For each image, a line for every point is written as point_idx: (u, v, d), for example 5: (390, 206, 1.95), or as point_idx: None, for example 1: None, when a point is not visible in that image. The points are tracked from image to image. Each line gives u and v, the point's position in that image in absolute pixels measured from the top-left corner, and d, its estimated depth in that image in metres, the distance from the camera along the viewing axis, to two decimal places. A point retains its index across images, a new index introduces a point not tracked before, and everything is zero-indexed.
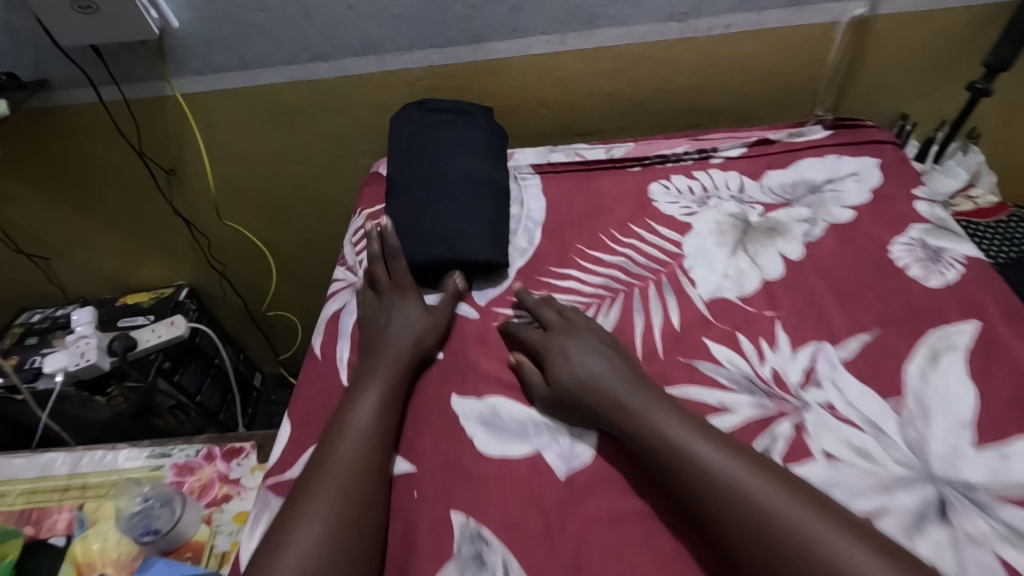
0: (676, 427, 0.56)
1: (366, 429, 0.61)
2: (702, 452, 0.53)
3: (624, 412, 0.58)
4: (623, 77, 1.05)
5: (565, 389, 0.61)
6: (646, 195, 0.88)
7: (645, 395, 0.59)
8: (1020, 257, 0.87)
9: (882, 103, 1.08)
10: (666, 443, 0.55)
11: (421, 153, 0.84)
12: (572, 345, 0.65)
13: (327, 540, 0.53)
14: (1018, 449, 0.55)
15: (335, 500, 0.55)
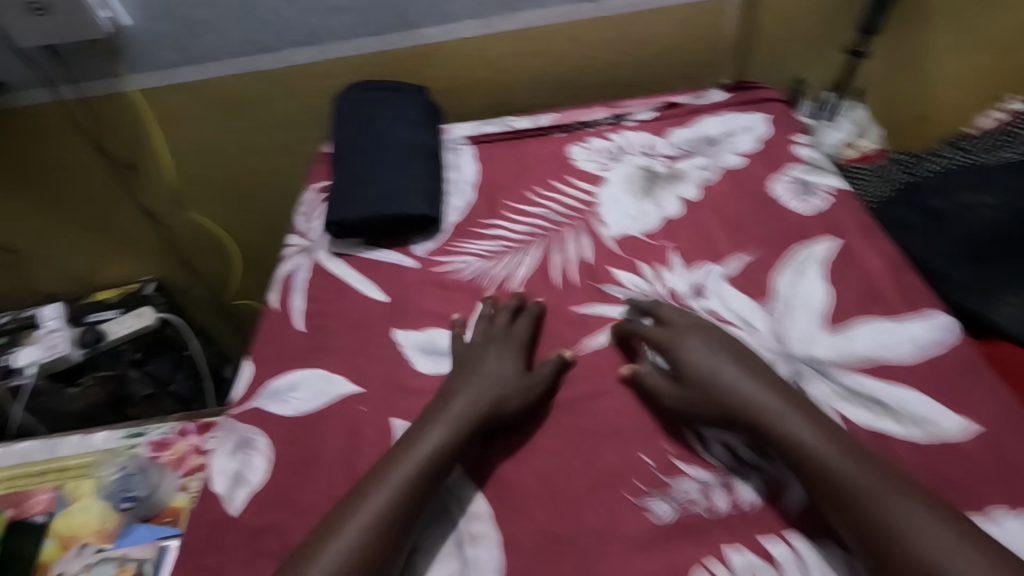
0: (802, 421, 0.55)
1: (450, 431, 0.59)
2: (828, 449, 0.53)
3: (745, 404, 0.57)
4: (547, 55, 1.15)
5: (697, 389, 0.60)
6: (567, 156, 0.99)
7: (769, 391, 0.58)
8: (894, 195, 0.99)
9: (779, 69, 1.20)
10: (796, 437, 0.54)
11: (362, 127, 0.94)
12: (702, 344, 0.63)
13: (387, 532, 0.53)
14: (859, 330, 0.67)
15: (400, 490, 0.55)
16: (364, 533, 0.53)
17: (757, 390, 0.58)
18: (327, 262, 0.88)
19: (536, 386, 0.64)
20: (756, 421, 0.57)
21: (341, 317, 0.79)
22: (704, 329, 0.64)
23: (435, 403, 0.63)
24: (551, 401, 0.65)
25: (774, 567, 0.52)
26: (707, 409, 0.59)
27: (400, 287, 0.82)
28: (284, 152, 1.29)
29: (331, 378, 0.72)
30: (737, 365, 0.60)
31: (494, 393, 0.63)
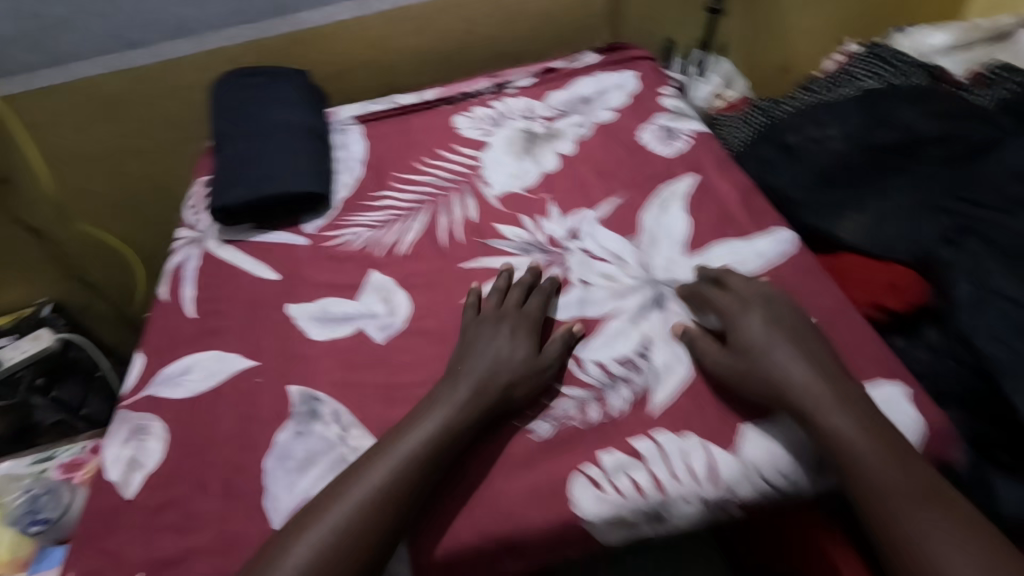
0: (839, 402, 0.55)
1: (456, 420, 0.58)
2: (854, 431, 0.54)
3: (789, 379, 0.57)
4: (429, 32, 1.16)
5: (753, 364, 0.59)
6: (451, 126, 1.02)
7: (812, 371, 0.57)
8: (755, 137, 1.07)
9: (649, 32, 1.28)
10: (828, 419, 0.55)
11: (241, 113, 0.93)
12: (761, 319, 0.61)
13: (376, 519, 0.52)
14: (712, 252, 0.74)
15: (397, 475, 0.54)
16: (354, 515, 0.52)
17: (803, 367, 0.57)
18: (217, 249, 0.86)
19: (547, 371, 0.63)
20: (796, 402, 0.56)
21: (234, 298, 0.79)
22: (761, 303, 0.63)
23: (456, 383, 0.60)
24: (561, 382, 0.64)
25: (640, 461, 0.58)
26: (744, 383, 0.59)
27: (291, 263, 0.82)
28: (171, 151, 1.23)
29: (226, 357, 0.72)
30: (789, 346, 0.59)
31: (509, 379, 0.61)
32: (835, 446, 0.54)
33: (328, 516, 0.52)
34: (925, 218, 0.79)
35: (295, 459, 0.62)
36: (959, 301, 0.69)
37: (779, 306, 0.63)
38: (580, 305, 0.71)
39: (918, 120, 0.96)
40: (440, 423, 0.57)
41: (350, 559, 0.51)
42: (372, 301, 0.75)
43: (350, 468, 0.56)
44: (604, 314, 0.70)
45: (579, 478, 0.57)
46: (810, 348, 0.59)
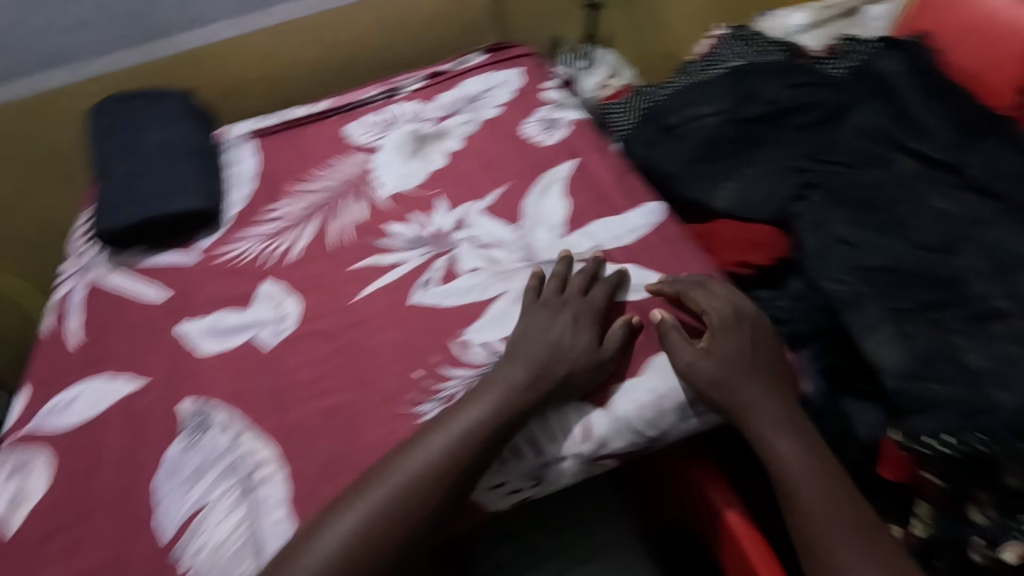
0: (791, 434, 0.60)
1: (462, 436, 0.58)
2: (800, 462, 0.59)
3: (754, 406, 0.61)
4: (315, 45, 1.17)
5: (723, 382, 0.62)
6: (343, 134, 1.02)
7: (774, 402, 0.62)
8: (636, 118, 1.10)
9: (534, 31, 1.34)
10: (782, 448, 0.60)
11: (121, 137, 0.92)
12: (742, 341, 0.64)
13: (397, 525, 0.55)
14: (590, 229, 0.79)
15: (422, 482, 0.56)
16: (366, 522, 0.55)
17: (767, 396, 0.62)
18: (104, 276, 0.84)
19: (605, 363, 0.64)
20: (755, 427, 0.61)
21: (121, 322, 0.78)
22: (745, 322, 0.66)
23: (514, 370, 0.62)
24: (620, 372, 0.65)
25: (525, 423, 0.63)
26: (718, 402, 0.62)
27: (181, 282, 0.82)
28: (57, 185, 1.18)
29: (114, 381, 0.71)
30: (761, 376, 0.63)
31: (567, 370, 0.62)
32: (782, 475, 0.59)
33: (344, 518, 0.55)
34: (779, 178, 0.85)
35: (186, 471, 0.63)
36: (808, 251, 0.75)
37: (757, 328, 0.66)
38: (468, 291, 0.73)
39: (781, 91, 0.98)
40: (448, 443, 0.58)
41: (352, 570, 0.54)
42: (262, 311, 0.76)
43: (356, 484, 0.57)
44: (492, 297, 0.72)
45: None
46: (770, 373, 0.63)
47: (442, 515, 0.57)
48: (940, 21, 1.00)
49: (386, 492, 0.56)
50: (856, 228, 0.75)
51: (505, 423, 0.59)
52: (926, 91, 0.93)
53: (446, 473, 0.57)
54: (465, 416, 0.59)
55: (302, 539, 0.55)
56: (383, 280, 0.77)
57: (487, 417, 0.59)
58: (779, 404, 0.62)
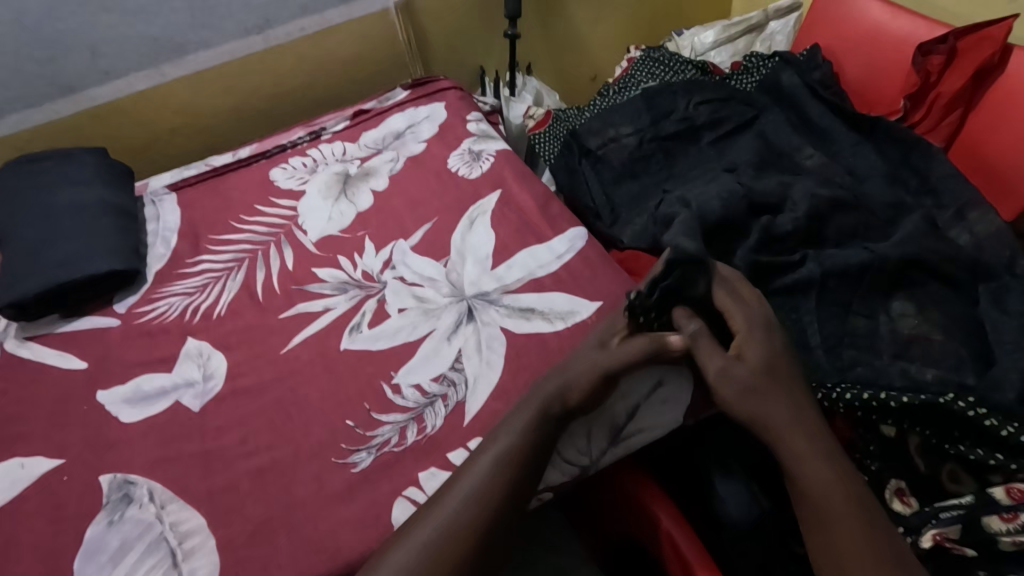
0: (822, 457, 0.56)
1: (502, 465, 0.57)
2: (832, 480, 0.55)
3: (773, 425, 0.57)
4: (236, 92, 1.16)
5: (735, 380, 0.58)
6: (267, 179, 1.00)
7: (784, 407, 0.57)
8: (555, 143, 1.12)
9: (459, 63, 1.34)
10: (810, 472, 0.55)
11: (28, 202, 0.88)
12: (770, 357, 0.59)
13: (442, 553, 0.53)
14: (515, 260, 0.80)
15: (477, 496, 0.56)
16: (423, 553, 0.53)
17: (799, 422, 0.57)
18: (16, 348, 0.80)
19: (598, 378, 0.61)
20: (767, 434, 0.57)
21: (37, 398, 0.74)
22: (762, 340, 0.60)
23: (547, 390, 0.61)
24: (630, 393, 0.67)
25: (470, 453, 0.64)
26: (750, 417, 0.57)
27: (100, 348, 0.78)
28: None
29: (26, 462, 0.67)
30: (778, 390, 0.58)
31: (575, 381, 0.61)
32: (807, 497, 0.55)
33: (398, 553, 0.54)
34: (643, 198, 0.93)
35: (107, 551, 0.59)
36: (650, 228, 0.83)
37: (783, 351, 0.60)
38: (397, 332, 0.74)
39: (693, 109, 0.98)
40: (487, 468, 0.57)
41: None
42: (186, 372, 0.74)
43: (418, 511, 0.57)
44: (421, 336, 0.74)
45: (400, 501, 0.61)
46: (766, 410, 0.57)
47: (494, 540, 0.55)
48: (829, 36, 1.07)
49: (441, 524, 0.54)
50: (689, 230, 0.75)
51: (545, 434, 0.60)
52: (821, 98, 0.95)
53: (498, 484, 0.56)
54: (502, 436, 0.59)
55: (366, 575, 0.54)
56: (312, 327, 0.77)
57: (524, 426, 0.60)
58: (777, 443, 0.57)
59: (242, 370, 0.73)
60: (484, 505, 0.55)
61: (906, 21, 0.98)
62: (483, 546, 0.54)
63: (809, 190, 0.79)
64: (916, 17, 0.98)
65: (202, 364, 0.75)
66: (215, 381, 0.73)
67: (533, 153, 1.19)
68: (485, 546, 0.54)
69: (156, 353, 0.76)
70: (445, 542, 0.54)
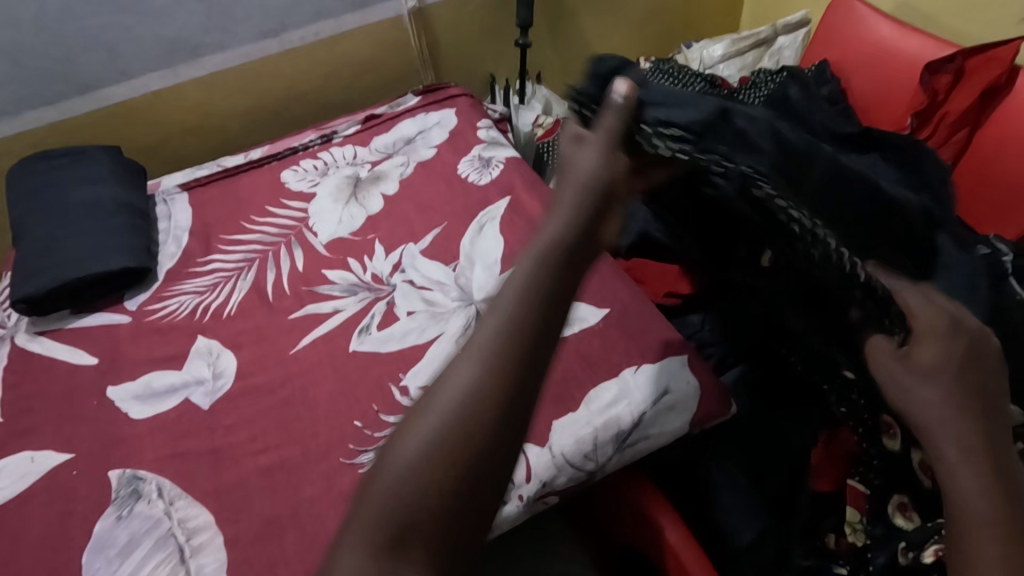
0: (982, 479, 0.44)
1: (523, 308, 0.43)
2: (989, 500, 0.43)
3: (928, 417, 0.46)
4: (248, 94, 1.17)
5: (888, 372, 0.49)
6: (278, 181, 1.01)
7: (959, 412, 0.46)
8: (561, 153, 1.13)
9: (469, 70, 1.36)
10: (966, 490, 0.44)
11: (42, 199, 0.89)
12: (958, 356, 0.47)
13: (463, 435, 0.39)
14: None
15: (493, 360, 0.41)
16: (445, 431, 0.40)
17: (959, 438, 0.45)
18: (27, 342, 0.81)
19: (587, 163, 0.53)
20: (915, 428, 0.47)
21: (48, 393, 0.74)
22: (958, 338, 0.47)
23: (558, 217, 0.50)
24: (638, 399, 0.68)
25: None
26: (924, 426, 0.47)
27: (110, 345, 0.79)
28: None
29: (36, 456, 0.68)
30: (949, 387, 0.46)
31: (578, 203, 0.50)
32: (954, 510, 0.44)
33: (416, 430, 0.41)
34: None
35: (116, 545, 0.60)
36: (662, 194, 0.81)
37: (982, 354, 0.47)
38: (405, 334, 0.75)
39: None
40: (509, 310, 0.43)
41: (434, 488, 0.38)
42: (195, 370, 0.74)
43: (427, 389, 0.43)
44: (429, 339, 0.74)
45: None
46: (916, 399, 0.47)
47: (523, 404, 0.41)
48: (837, 52, 1.09)
49: (459, 397, 0.41)
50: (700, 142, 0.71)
51: (564, 249, 0.47)
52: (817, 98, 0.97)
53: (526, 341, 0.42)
54: (516, 274, 0.45)
55: (368, 479, 0.41)
56: (321, 328, 0.77)
57: (534, 263, 0.46)
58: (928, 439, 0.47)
59: (251, 370, 0.74)
60: (502, 350, 0.42)
61: (914, 40, 1.00)
62: (514, 407, 0.40)
63: None
64: (925, 36, 0.99)
65: (212, 362, 0.75)
66: (224, 379, 0.73)
67: (541, 161, 1.20)
68: (511, 409, 0.40)
69: (166, 350, 0.77)
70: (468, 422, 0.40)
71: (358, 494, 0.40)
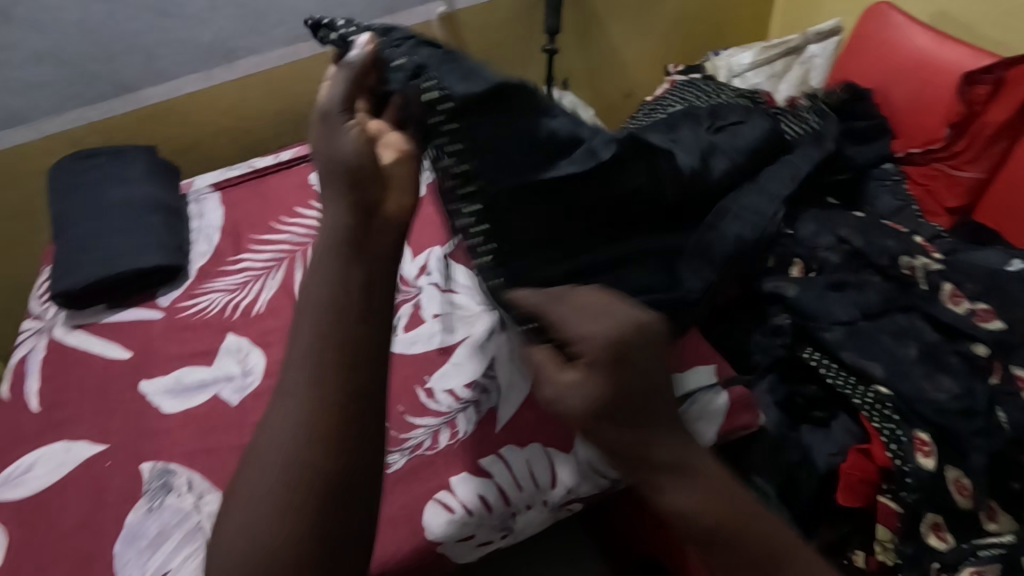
0: (680, 484, 0.47)
1: (326, 340, 0.50)
2: (692, 505, 0.46)
3: (615, 448, 0.46)
4: (281, 97, 1.20)
5: (564, 412, 0.47)
6: (308, 182, 1.02)
7: (628, 439, 0.46)
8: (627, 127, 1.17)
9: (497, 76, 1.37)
10: (669, 502, 0.47)
11: (81, 195, 0.91)
12: (608, 385, 0.45)
13: (309, 469, 0.46)
14: None
15: (310, 401, 0.48)
16: (289, 473, 0.46)
17: (671, 445, 0.47)
18: (64, 335, 0.83)
19: (349, 138, 0.56)
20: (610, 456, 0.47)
21: (84, 385, 0.76)
22: (603, 367, 0.45)
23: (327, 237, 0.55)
24: None
25: (499, 458, 0.64)
26: (620, 458, 0.47)
27: (144, 339, 0.81)
28: (15, 242, 1.15)
29: (71, 446, 0.70)
30: (617, 423, 0.46)
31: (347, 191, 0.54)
32: (671, 518, 0.47)
33: (259, 477, 0.47)
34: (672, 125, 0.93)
35: (146, 537, 0.61)
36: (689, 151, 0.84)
37: (632, 380, 0.45)
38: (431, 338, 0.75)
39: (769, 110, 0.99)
40: (312, 342, 0.50)
41: (280, 528, 0.45)
42: (225, 367, 0.76)
43: (253, 441, 0.49)
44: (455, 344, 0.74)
45: (432, 504, 0.62)
46: (600, 434, 0.46)
47: (350, 429, 0.48)
48: (871, 62, 1.08)
49: (284, 440, 0.47)
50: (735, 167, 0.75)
51: (357, 284, 0.53)
52: (798, 125, 0.91)
53: (340, 349, 0.50)
54: (307, 301, 0.52)
55: (232, 486, 0.49)
56: None
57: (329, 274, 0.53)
58: (630, 467, 0.47)
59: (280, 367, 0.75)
60: (305, 387, 0.49)
61: (950, 49, 0.98)
62: (333, 434, 0.48)
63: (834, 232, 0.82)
64: (962, 46, 0.98)
65: (241, 359, 0.77)
66: (253, 376, 0.74)
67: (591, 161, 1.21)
68: (339, 436, 0.48)
69: (198, 347, 0.79)
70: (309, 432, 0.47)
71: (223, 536, 0.47)
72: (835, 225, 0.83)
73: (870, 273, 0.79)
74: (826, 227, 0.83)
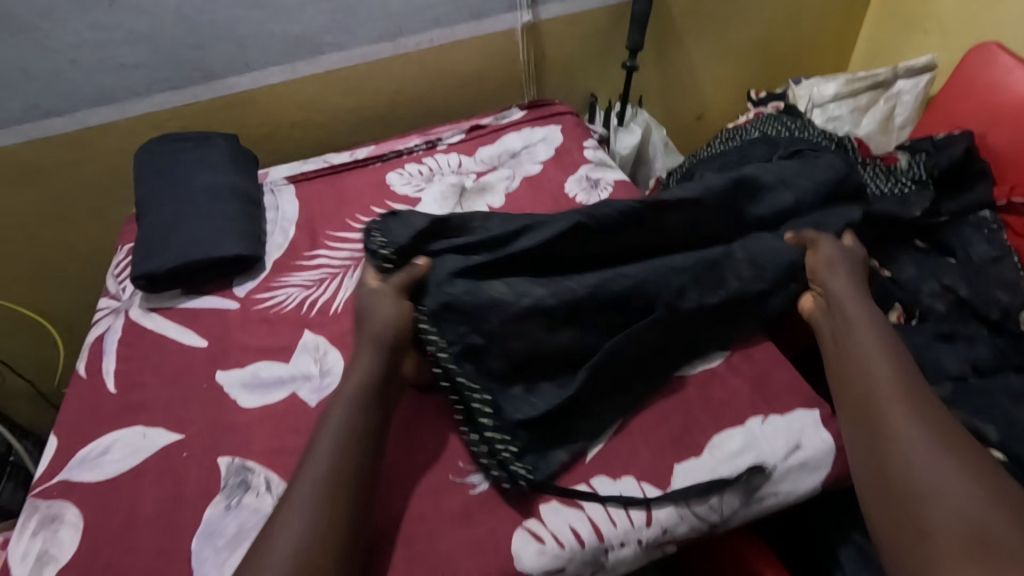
0: (885, 353, 0.65)
1: (344, 453, 0.59)
2: (890, 370, 0.64)
3: (854, 313, 0.69)
4: (358, 94, 1.19)
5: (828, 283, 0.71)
6: (384, 182, 1.01)
7: (873, 315, 0.69)
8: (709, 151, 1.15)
9: (571, 88, 1.35)
10: (876, 366, 0.64)
11: (165, 178, 0.91)
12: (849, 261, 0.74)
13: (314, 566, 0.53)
14: None
15: (323, 504, 0.56)
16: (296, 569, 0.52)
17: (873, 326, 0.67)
18: (140, 318, 0.83)
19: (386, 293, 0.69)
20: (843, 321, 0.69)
21: (161, 370, 0.76)
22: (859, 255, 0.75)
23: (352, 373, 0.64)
24: (764, 451, 0.65)
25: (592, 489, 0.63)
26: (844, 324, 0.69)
27: (220, 329, 0.80)
28: (90, 218, 1.16)
29: (147, 433, 0.69)
30: (863, 296, 0.71)
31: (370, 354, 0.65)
32: (872, 379, 0.63)
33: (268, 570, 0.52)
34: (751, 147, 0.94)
35: (224, 536, 0.60)
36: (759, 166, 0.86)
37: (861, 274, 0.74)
38: None
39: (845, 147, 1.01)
40: (332, 453, 0.59)
41: None
42: (302, 365, 0.74)
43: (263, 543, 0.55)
44: None
45: (521, 532, 0.60)
46: (862, 296, 0.71)
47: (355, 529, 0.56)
48: (973, 105, 1.03)
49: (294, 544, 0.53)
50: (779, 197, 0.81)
51: (368, 419, 0.62)
52: (890, 186, 0.93)
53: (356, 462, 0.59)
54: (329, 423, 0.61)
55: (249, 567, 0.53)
56: None
57: (346, 415, 0.61)
58: (858, 335, 0.67)
59: None
60: (324, 484, 0.57)
61: None
62: (341, 537, 0.55)
63: (943, 283, 0.85)
64: None
65: (318, 358, 0.75)
66: (331, 376, 0.73)
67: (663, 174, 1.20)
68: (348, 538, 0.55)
69: (275, 342, 0.78)
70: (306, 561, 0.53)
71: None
72: (939, 271, 0.86)
73: (974, 326, 0.82)
74: (929, 274, 0.86)
